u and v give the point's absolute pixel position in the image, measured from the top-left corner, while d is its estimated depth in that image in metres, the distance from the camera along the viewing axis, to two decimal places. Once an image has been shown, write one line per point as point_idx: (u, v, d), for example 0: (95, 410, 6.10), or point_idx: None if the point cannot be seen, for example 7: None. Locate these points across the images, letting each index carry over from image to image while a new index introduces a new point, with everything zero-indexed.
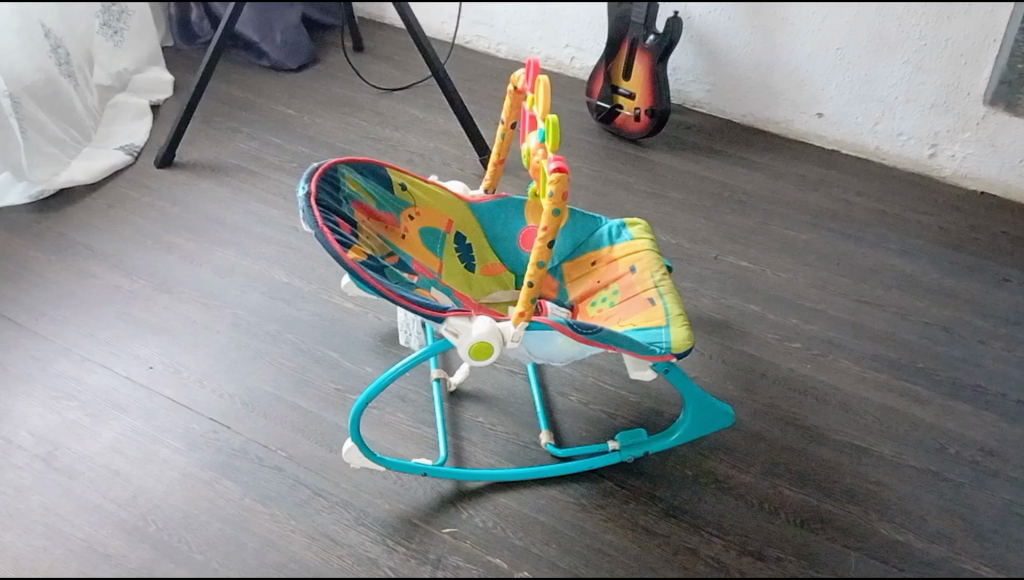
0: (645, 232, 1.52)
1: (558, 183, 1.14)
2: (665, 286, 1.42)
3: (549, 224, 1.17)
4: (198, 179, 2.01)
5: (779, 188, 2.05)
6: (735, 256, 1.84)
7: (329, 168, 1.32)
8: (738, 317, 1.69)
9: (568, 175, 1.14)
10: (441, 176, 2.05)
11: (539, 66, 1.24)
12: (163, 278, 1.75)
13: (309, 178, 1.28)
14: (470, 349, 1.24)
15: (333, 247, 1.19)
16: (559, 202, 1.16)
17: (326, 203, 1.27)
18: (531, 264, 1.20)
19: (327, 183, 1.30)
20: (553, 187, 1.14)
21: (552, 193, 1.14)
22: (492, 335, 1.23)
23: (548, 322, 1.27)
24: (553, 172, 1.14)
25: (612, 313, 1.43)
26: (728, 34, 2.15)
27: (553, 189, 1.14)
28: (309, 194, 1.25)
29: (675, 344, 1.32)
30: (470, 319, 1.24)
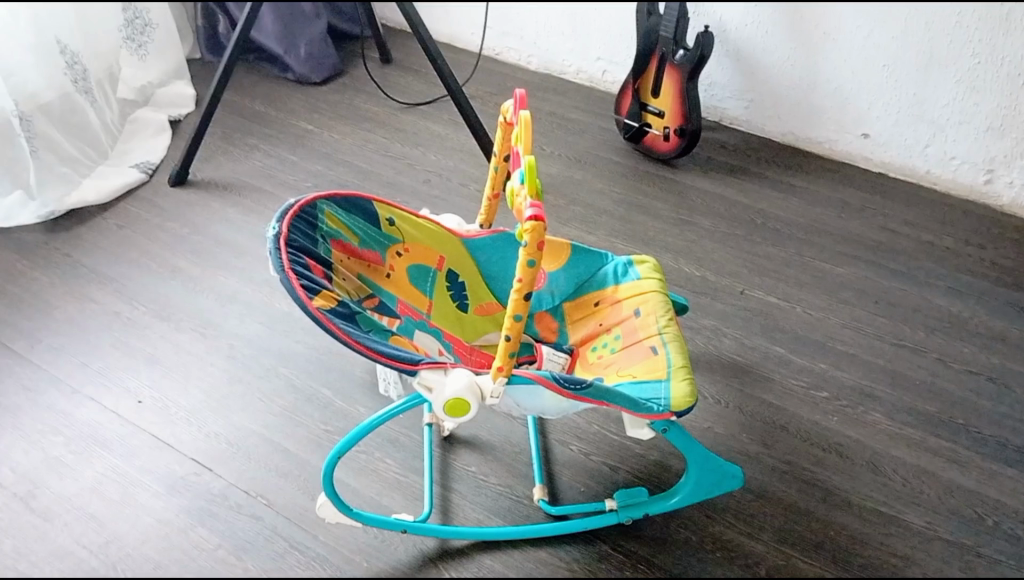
0: (653, 271, 1.42)
1: (534, 233, 1.05)
2: (668, 332, 1.32)
3: (525, 277, 1.07)
4: (210, 200, 1.96)
5: (821, 216, 1.91)
6: (763, 290, 1.73)
7: (306, 204, 1.27)
8: (761, 361, 1.58)
9: (543, 223, 1.05)
10: (461, 200, 1.97)
11: (523, 99, 1.19)
12: (166, 305, 1.69)
13: (281, 216, 1.23)
14: (444, 406, 1.14)
15: (296, 292, 1.13)
16: (535, 252, 1.06)
17: (298, 244, 1.22)
18: (507, 316, 1.11)
19: (302, 220, 1.25)
20: (529, 237, 1.05)
21: (527, 243, 1.05)
22: (470, 391, 1.12)
23: (530, 375, 1.15)
24: (529, 220, 1.05)
25: (612, 363, 1.34)
26: (766, 50, 2.02)
27: (528, 239, 1.04)
28: (278, 233, 1.20)
29: (674, 401, 1.20)
30: (445, 372, 1.13)
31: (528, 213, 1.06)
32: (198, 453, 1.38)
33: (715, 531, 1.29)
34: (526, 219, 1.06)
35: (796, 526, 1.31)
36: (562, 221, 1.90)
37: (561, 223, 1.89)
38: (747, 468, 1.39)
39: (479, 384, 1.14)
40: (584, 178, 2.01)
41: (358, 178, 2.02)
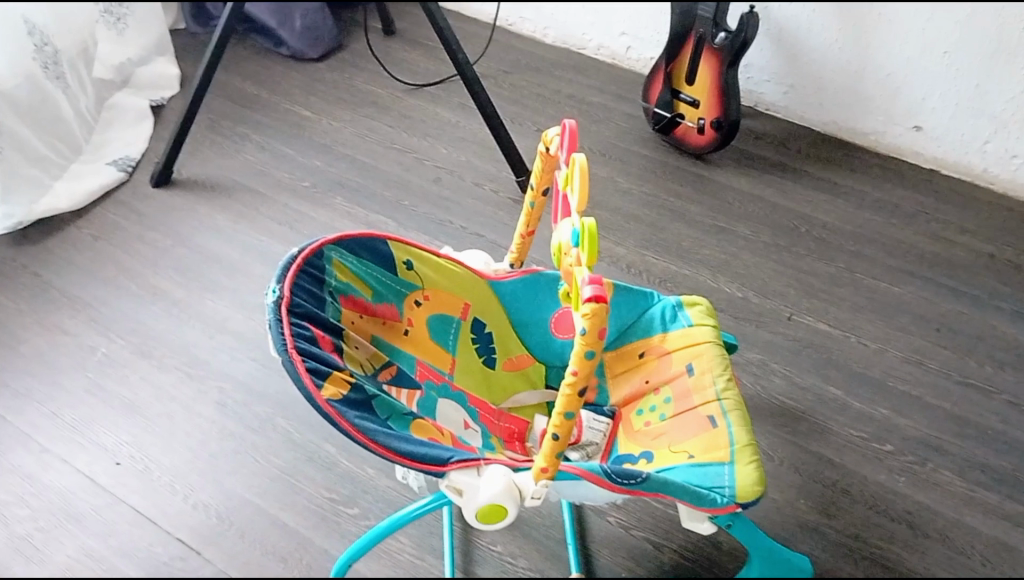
0: (705, 316, 1.27)
1: (594, 318, 0.87)
2: (729, 399, 1.18)
3: (580, 369, 0.90)
4: (197, 204, 1.79)
5: (870, 221, 1.73)
6: (813, 315, 1.56)
7: (312, 253, 1.09)
8: (815, 405, 1.44)
9: (606, 306, 0.87)
10: (473, 203, 1.79)
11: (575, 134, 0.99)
12: (148, 337, 1.56)
13: (283, 273, 1.06)
14: (477, 513, 1.00)
15: (305, 383, 0.96)
16: (594, 342, 0.89)
17: (304, 305, 1.04)
18: (556, 415, 0.94)
19: (306, 274, 1.08)
20: (588, 323, 0.87)
21: (586, 330, 0.88)
22: (507, 496, 0.99)
23: (576, 470, 1.03)
24: (588, 302, 0.87)
25: (663, 434, 1.19)
26: (809, 31, 1.82)
27: (587, 326, 0.87)
28: (280, 298, 1.03)
29: (740, 492, 1.08)
30: (477, 473, 1.00)
31: (587, 294, 0.88)
32: (185, 531, 1.28)
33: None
34: (584, 301, 0.88)
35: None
36: None
37: None
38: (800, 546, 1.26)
39: (519, 485, 1.01)
40: (608, 176, 1.83)
41: (362, 178, 1.84)
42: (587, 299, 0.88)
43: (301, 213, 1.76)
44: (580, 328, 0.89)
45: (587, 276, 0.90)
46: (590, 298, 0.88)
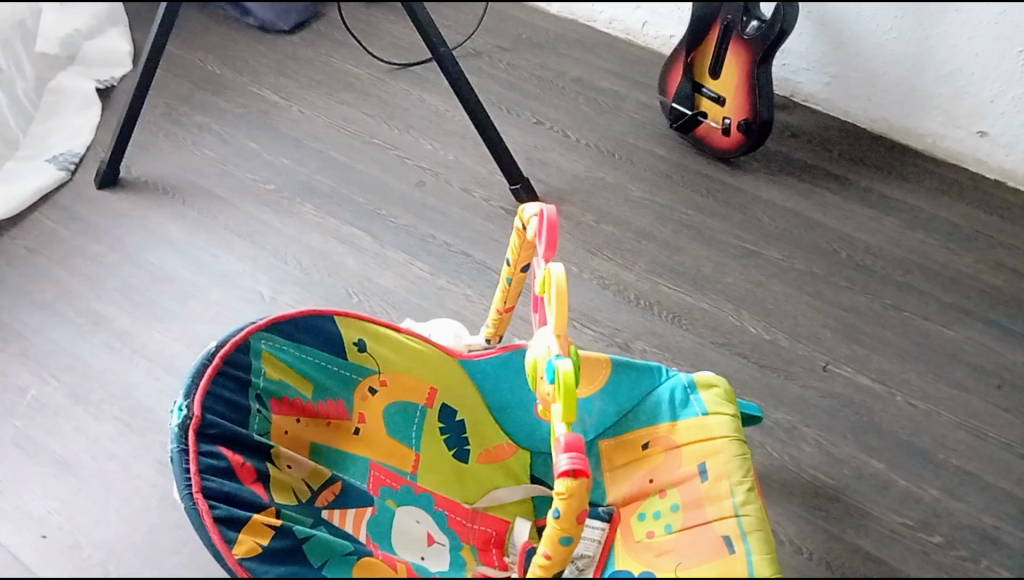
0: (724, 403, 1.06)
1: (570, 499, 0.69)
2: (748, 517, 0.98)
3: (555, 555, 0.71)
4: (149, 209, 1.57)
5: (922, 242, 1.50)
6: (852, 366, 1.35)
7: (235, 349, 0.90)
8: (850, 481, 1.23)
9: (585, 484, 0.68)
10: (462, 212, 1.57)
11: (556, 231, 0.80)
12: (86, 377, 1.34)
13: (196, 382, 0.87)
14: None
15: (213, 539, 0.78)
16: (572, 525, 0.70)
17: (220, 422, 0.85)
18: None
19: (227, 377, 0.89)
20: (563, 506, 0.69)
21: (559, 514, 0.69)
22: None
23: None
24: (562, 479, 0.69)
25: (668, 551, 0.99)
26: (865, 14, 1.57)
27: (561, 510, 0.69)
28: (187, 419, 0.84)
29: None
30: None
31: (559, 468, 0.69)
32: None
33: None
34: (557, 476, 0.69)
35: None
36: (592, 247, 1.50)
37: (590, 253, 1.49)
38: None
39: None
40: (618, 181, 1.61)
41: (338, 181, 1.62)
42: (561, 473, 0.69)
43: (267, 224, 1.55)
44: (552, 508, 0.70)
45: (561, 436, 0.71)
46: (563, 473, 0.69)
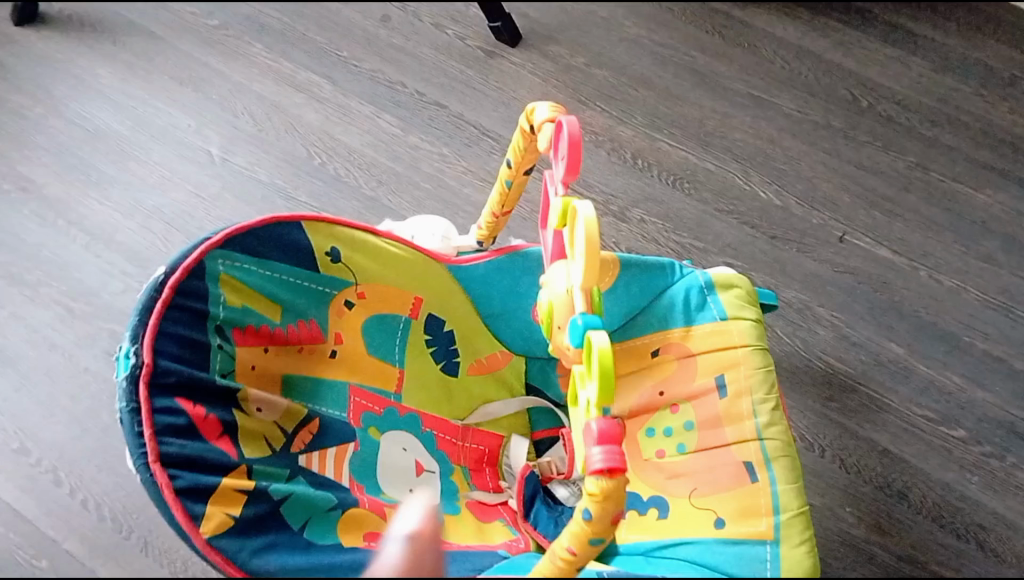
0: (743, 305, 0.95)
1: (606, 500, 0.57)
2: (773, 441, 0.89)
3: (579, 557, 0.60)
4: (74, 52, 1.37)
5: (953, 89, 1.37)
6: (871, 234, 1.24)
7: (188, 275, 0.75)
8: (869, 366, 1.16)
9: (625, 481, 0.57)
10: (436, 52, 1.39)
11: (579, 150, 0.65)
12: (15, 254, 1.18)
13: (141, 321, 0.72)
14: None
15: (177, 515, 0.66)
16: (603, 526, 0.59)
17: (176, 368, 0.72)
18: None
19: (182, 310, 0.74)
20: (597, 508, 0.57)
21: (591, 517, 0.57)
22: None
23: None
24: (597, 477, 0.57)
25: (682, 476, 0.91)
26: None
27: (596, 513, 0.57)
28: (137, 369, 0.70)
29: None
30: None
31: (592, 464, 0.57)
32: (75, 541, 0.99)
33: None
34: (588, 473, 0.57)
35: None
36: (586, 97, 1.34)
37: (585, 103, 1.33)
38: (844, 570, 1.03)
39: None
40: (614, 19, 1.44)
41: (294, 18, 1.43)
42: (595, 470, 0.57)
43: (214, 69, 1.36)
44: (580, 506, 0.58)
45: (594, 422, 0.59)
46: (598, 471, 0.57)
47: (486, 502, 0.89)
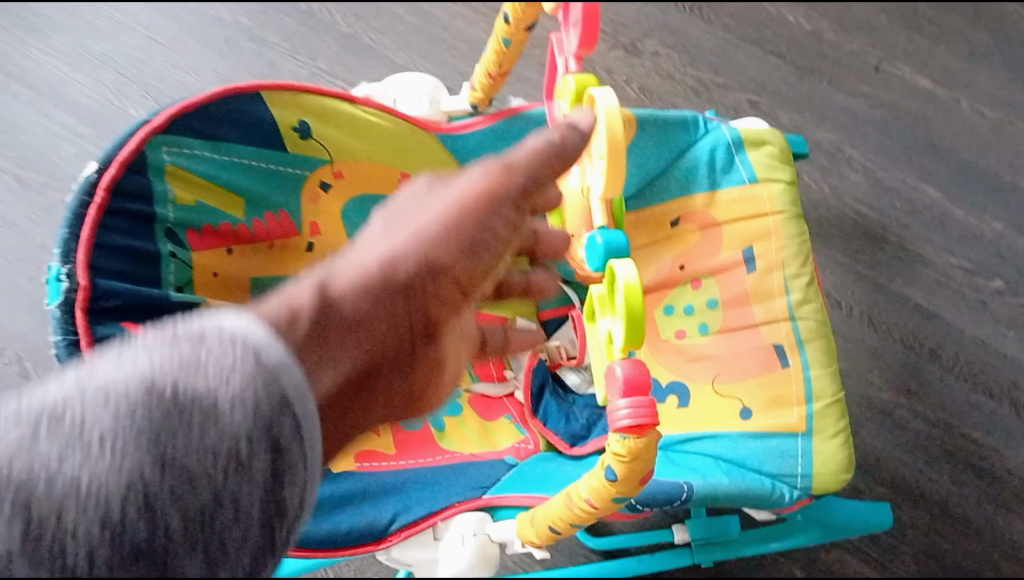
0: (775, 166, 0.83)
1: (638, 457, 0.55)
2: (807, 322, 0.80)
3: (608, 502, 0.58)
4: None
5: None
6: (910, 62, 1.11)
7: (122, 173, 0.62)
8: (903, 213, 1.05)
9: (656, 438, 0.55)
10: None
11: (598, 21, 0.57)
12: None
13: (72, 231, 0.60)
14: None
15: None
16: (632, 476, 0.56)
17: (119, 289, 0.61)
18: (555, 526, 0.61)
19: (118, 218, 0.63)
20: (628, 466, 0.55)
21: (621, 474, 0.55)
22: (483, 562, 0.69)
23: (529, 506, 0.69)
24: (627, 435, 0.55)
25: (704, 359, 0.83)
26: None
27: (627, 473, 0.55)
28: (72, 291, 0.58)
29: (817, 478, 0.75)
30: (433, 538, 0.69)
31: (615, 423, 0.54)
32: None
33: (848, 571, 0.94)
34: (615, 430, 0.55)
35: (948, 543, 0.94)
36: None
37: None
38: (864, 438, 0.98)
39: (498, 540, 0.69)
40: None
41: None
42: (623, 428, 0.54)
43: None
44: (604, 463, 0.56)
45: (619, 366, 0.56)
46: (624, 428, 0.54)
47: (488, 395, 0.82)
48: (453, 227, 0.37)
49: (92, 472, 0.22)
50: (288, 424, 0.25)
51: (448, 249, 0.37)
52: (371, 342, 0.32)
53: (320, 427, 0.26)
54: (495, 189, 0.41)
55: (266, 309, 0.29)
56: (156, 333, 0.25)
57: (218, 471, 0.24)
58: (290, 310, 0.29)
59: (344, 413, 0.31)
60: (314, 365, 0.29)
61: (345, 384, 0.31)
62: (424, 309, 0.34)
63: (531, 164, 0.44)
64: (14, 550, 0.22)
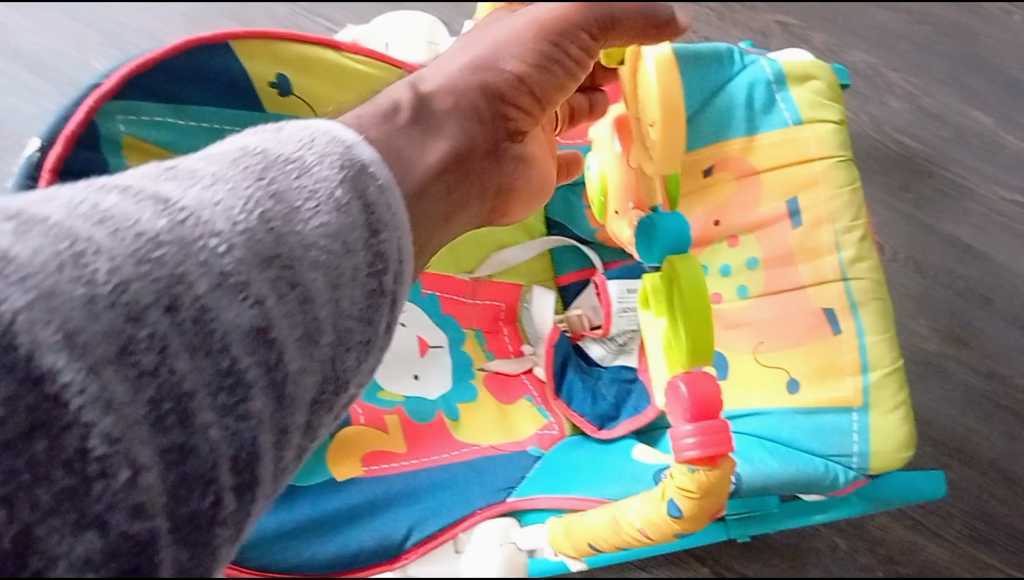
0: (823, 104, 0.73)
1: (710, 490, 0.52)
2: (860, 282, 0.70)
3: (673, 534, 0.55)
4: None
5: None
6: None
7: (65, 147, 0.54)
8: (949, 143, 0.96)
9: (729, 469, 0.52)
10: None
11: None
12: None
13: None
14: None
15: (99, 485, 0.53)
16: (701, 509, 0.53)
17: None
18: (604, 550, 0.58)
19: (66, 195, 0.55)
20: (700, 501, 0.52)
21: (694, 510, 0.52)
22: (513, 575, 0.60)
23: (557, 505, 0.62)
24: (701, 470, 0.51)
25: (743, 326, 0.75)
26: None
27: (699, 507, 0.52)
28: None
29: (874, 458, 0.67)
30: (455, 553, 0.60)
31: (685, 457, 0.51)
32: None
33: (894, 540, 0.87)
34: (687, 465, 0.52)
35: (1004, 507, 0.85)
36: None
37: None
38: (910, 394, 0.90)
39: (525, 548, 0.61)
40: None
41: None
42: (697, 462, 0.51)
43: None
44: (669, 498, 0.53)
45: (683, 385, 0.51)
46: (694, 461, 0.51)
47: (505, 372, 0.73)
48: (515, 36, 0.53)
49: (226, 187, 0.35)
50: (371, 187, 0.39)
51: (491, 83, 0.52)
52: (456, 129, 0.50)
53: (399, 196, 0.41)
54: (533, 42, 0.53)
55: (370, 119, 0.45)
56: (255, 130, 0.40)
57: (323, 231, 0.36)
58: (391, 107, 0.47)
59: (444, 180, 0.47)
60: (419, 138, 0.47)
61: (438, 187, 0.46)
62: (493, 104, 0.52)
63: (567, 32, 0.52)
64: (165, 231, 0.32)
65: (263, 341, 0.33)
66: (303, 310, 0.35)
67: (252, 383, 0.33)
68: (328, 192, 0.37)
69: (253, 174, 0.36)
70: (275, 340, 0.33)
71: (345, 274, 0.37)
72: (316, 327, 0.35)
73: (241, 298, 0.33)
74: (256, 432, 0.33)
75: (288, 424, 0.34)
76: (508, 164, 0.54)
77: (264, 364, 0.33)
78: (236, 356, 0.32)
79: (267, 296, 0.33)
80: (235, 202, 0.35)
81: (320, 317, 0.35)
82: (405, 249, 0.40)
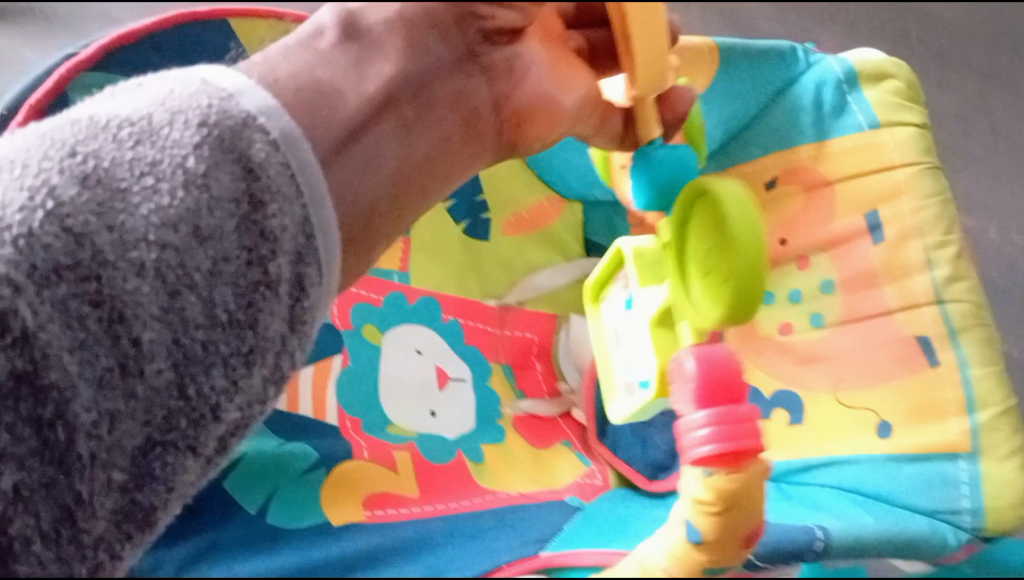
0: (904, 103, 0.64)
1: (733, 499, 0.39)
2: (959, 306, 0.59)
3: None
4: None
5: None
6: None
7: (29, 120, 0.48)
8: None
9: (755, 467, 0.39)
10: None
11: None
12: None
13: None
14: None
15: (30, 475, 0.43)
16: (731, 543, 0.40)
17: None
18: None
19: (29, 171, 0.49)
20: (723, 512, 0.39)
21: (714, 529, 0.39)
22: None
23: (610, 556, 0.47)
24: (717, 471, 0.39)
25: (819, 362, 0.63)
26: None
27: (723, 521, 0.39)
28: None
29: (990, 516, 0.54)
30: None
31: (696, 452, 0.39)
32: None
33: None
34: (700, 466, 0.39)
35: None
36: None
37: None
38: None
39: None
40: None
41: None
42: (710, 457, 0.39)
43: None
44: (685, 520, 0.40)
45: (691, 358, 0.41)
46: (708, 459, 0.39)
47: (539, 416, 0.62)
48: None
49: (53, 323, 0.37)
50: (261, 311, 0.40)
51: None
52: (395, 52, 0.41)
53: (306, 297, 0.41)
54: None
55: (284, 50, 0.42)
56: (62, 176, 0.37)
57: (155, 218, 0.38)
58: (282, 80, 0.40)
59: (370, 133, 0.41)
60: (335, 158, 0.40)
61: (386, 127, 0.41)
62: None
63: None
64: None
65: (48, 485, 0.38)
66: (134, 417, 0.38)
67: (84, 502, 0.38)
68: (184, 310, 0.38)
69: (70, 153, 0.38)
70: (64, 491, 0.38)
71: (189, 368, 0.39)
72: (145, 445, 0.39)
73: (48, 433, 0.37)
74: (94, 555, 0.38)
75: (130, 536, 0.39)
76: (508, 80, 0.45)
77: (70, 498, 0.38)
78: (22, 492, 0.37)
79: (51, 321, 0.37)
80: (65, 341, 0.37)
81: (147, 388, 0.38)
82: (319, 310, 0.42)
